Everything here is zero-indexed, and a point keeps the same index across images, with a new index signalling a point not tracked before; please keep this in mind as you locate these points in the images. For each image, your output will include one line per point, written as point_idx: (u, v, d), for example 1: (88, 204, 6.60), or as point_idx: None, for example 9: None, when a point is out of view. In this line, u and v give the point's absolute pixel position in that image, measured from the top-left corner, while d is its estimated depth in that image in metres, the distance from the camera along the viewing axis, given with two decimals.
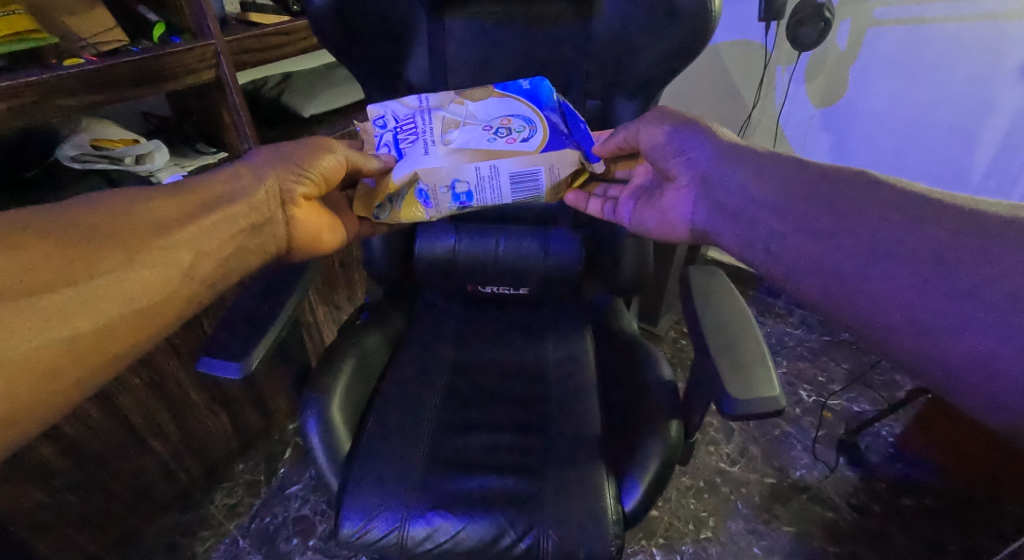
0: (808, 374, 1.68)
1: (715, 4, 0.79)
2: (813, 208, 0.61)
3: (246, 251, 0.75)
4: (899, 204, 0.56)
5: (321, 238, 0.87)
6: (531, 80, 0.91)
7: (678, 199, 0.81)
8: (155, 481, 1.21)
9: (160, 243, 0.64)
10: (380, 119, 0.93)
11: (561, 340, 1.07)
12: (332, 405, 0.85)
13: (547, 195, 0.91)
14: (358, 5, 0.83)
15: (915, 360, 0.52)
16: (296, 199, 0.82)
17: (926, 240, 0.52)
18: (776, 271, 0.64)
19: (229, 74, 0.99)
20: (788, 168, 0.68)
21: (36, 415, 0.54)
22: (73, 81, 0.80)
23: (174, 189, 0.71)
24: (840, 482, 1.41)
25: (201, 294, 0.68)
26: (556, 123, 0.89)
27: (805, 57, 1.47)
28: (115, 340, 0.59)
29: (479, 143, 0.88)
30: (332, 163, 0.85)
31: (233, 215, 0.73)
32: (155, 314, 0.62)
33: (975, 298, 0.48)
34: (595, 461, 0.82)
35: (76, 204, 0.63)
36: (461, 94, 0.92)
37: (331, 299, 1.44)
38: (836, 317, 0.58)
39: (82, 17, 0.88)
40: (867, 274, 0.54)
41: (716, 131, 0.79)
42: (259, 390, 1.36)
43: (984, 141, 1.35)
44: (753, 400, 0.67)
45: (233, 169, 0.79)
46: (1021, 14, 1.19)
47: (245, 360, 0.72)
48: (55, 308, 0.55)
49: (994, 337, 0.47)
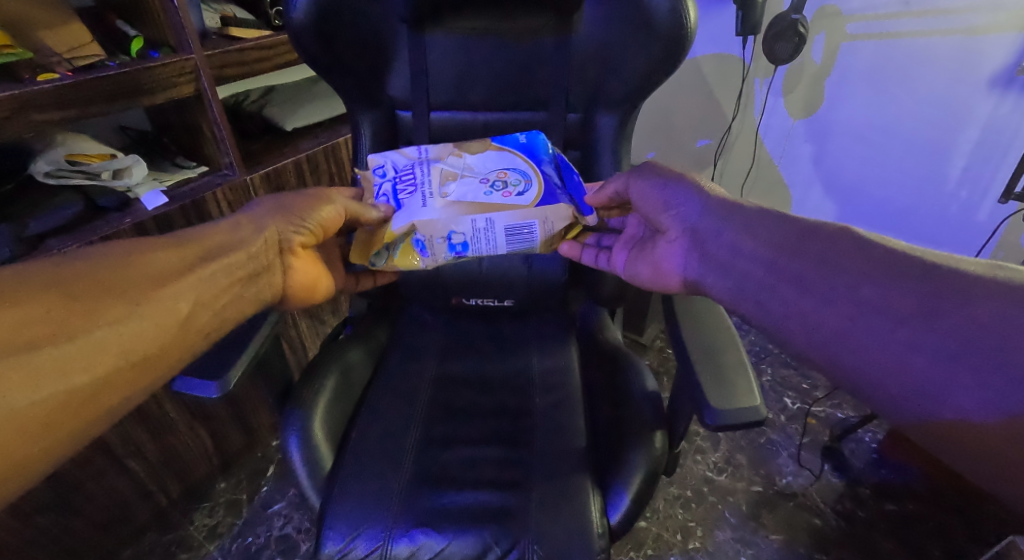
0: (792, 381, 1.70)
1: (691, 19, 0.81)
2: (799, 262, 0.62)
3: (242, 300, 0.74)
4: (881, 261, 0.56)
5: (313, 288, 0.88)
6: (527, 134, 0.95)
7: (669, 252, 0.81)
8: (132, 502, 1.18)
9: (159, 295, 0.63)
10: (380, 168, 0.94)
11: (545, 351, 1.07)
12: (314, 422, 0.84)
13: (541, 247, 0.92)
14: (339, 21, 0.84)
15: (906, 418, 0.52)
16: (293, 248, 0.82)
17: (909, 299, 0.52)
18: (767, 324, 0.65)
19: (209, 88, 0.99)
20: (774, 222, 0.68)
21: (25, 473, 0.52)
22: (48, 96, 0.79)
23: (172, 239, 0.71)
24: (826, 489, 1.42)
25: (197, 345, 0.67)
26: (551, 177, 0.92)
27: (782, 71, 1.50)
28: (111, 393, 0.57)
29: (476, 196, 0.90)
30: (332, 213, 0.86)
31: (231, 265, 0.72)
32: (151, 365, 0.61)
33: (961, 358, 0.49)
34: (582, 474, 0.82)
35: (74, 257, 0.62)
36: (459, 147, 0.96)
37: (315, 312, 1.43)
38: (826, 371, 0.58)
39: (57, 31, 0.87)
40: (854, 330, 0.55)
41: (704, 185, 0.80)
42: (241, 407, 1.34)
43: (957, 153, 1.38)
44: (734, 410, 0.67)
45: (234, 220, 0.79)
46: (988, 29, 1.22)
47: (223, 379, 0.70)
48: (52, 363, 0.53)
49: (982, 399, 0.47)
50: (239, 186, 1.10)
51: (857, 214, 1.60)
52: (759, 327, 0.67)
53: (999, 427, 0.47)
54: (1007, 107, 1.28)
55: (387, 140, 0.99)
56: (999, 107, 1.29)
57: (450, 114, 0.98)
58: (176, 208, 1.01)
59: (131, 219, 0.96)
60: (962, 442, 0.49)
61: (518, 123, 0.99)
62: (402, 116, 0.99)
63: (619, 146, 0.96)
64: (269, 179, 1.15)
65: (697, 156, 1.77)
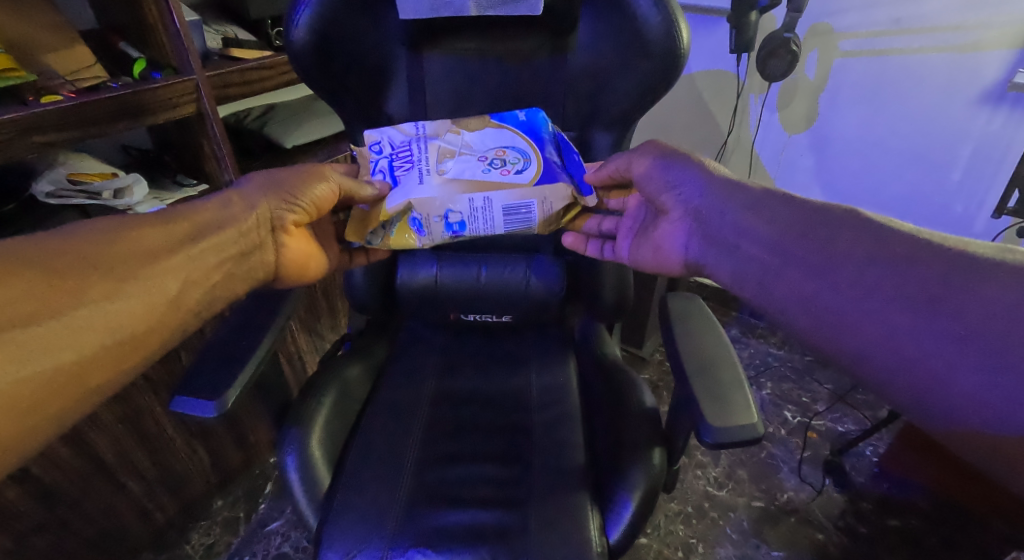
0: (792, 395, 1.69)
1: (684, 40, 0.82)
2: (803, 244, 0.62)
3: (232, 279, 0.75)
4: (889, 243, 0.57)
5: (307, 266, 0.88)
6: (527, 112, 0.92)
7: (672, 232, 0.82)
8: (129, 521, 1.17)
9: (148, 273, 0.63)
10: (376, 145, 0.92)
11: (543, 368, 1.07)
12: (311, 440, 0.83)
13: (540, 227, 0.91)
14: (338, 43, 0.85)
15: (905, 396, 0.53)
16: (286, 226, 0.83)
17: (916, 281, 0.53)
18: (768, 306, 0.65)
19: (211, 108, 1.00)
20: (781, 205, 0.69)
21: (16, 446, 0.53)
22: (51, 117, 0.80)
23: (164, 214, 0.71)
24: (827, 504, 1.41)
25: (186, 323, 0.67)
26: (551, 157, 0.90)
27: (776, 86, 1.52)
28: (99, 371, 0.58)
29: (474, 173, 0.89)
30: (326, 192, 0.86)
31: (222, 243, 0.73)
32: (139, 344, 0.62)
33: (965, 337, 0.49)
34: (580, 491, 0.82)
35: (62, 233, 0.62)
36: (458, 123, 0.93)
37: (314, 328, 1.44)
38: (828, 353, 0.59)
39: (61, 55, 0.89)
40: (858, 310, 0.55)
41: (707, 165, 0.81)
42: (240, 424, 1.34)
43: (951, 166, 1.39)
44: (730, 428, 0.67)
45: (226, 195, 0.79)
46: (978, 46, 1.24)
47: (222, 398, 0.71)
48: (40, 341, 0.54)
49: (986, 379, 0.48)
50: None
51: None
52: (760, 309, 0.68)
53: (1000, 408, 0.47)
54: (999, 122, 1.29)
55: None
56: (991, 122, 1.30)
57: None
58: None
59: None
60: (961, 421, 0.50)
61: None
62: None
63: None
64: None
65: None
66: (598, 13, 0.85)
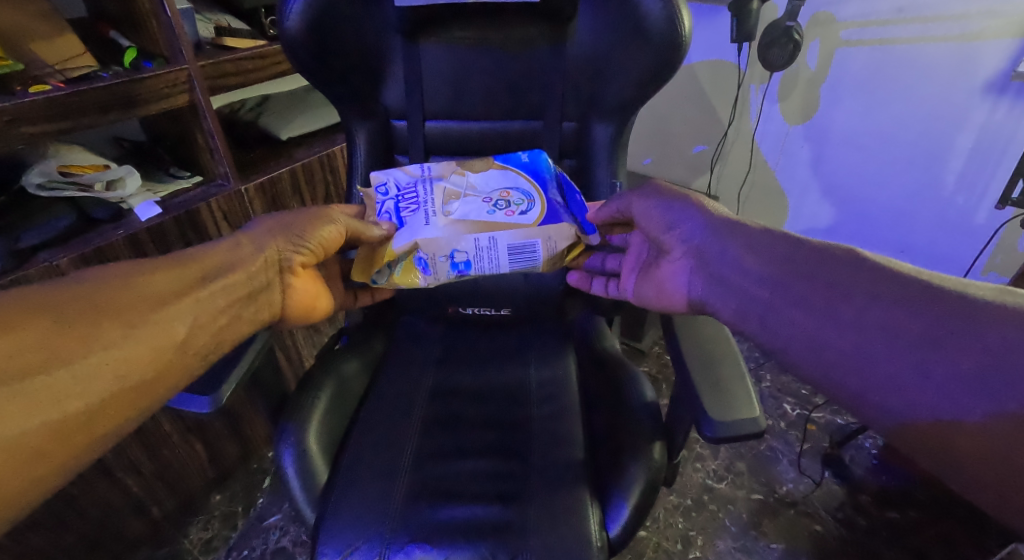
0: (791, 388, 1.69)
1: (686, 28, 0.80)
2: (804, 285, 0.61)
3: (240, 321, 0.73)
4: (891, 286, 0.55)
5: (313, 306, 0.88)
6: (529, 153, 0.95)
7: (674, 270, 0.80)
8: (125, 517, 1.16)
9: (157, 318, 0.62)
10: (382, 186, 0.93)
11: (542, 361, 1.06)
12: (309, 435, 0.82)
13: (543, 265, 0.93)
14: (333, 31, 0.83)
15: (912, 444, 0.51)
16: (293, 267, 0.82)
17: (921, 326, 0.52)
18: (771, 346, 0.64)
19: (203, 99, 0.99)
20: (781, 242, 0.67)
21: (19, 501, 0.51)
22: (40, 108, 0.79)
23: (173, 258, 0.70)
24: (826, 496, 1.41)
25: (195, 368, 0.66)
26: (554, 198, 0.93)
27: (777, 77, 1.50)
28: (105, 420, 0.56)
29: (479, 215, 0.91)
30: (333, 233, 0.86)
31: (231, 286, 0.72)
32: (147, 390, 0.60)
33: (971, 382, 0.48)
34: (579, 485, 0.82)
35: (73, 279, 0.61)
36: (462, 165, 0.96)
37: (312, 322, 1.43)
38: (834, 397, 0.57)
39: (51, 42, 0.87)
40: (864, 356, 0.54)
41: (707, 204, 0.79)
42: (237, 418, 1.33)
43: (951, 158, 1.38)
44: (732, 423, 0.67)
45: (234, 239, 0.78)
46: (982, 35, 1.22)
47: (216, 393, 0.70)
48: (46, 391, 0.53)
49: (997, 430, 0.46)
50: (233, 196, 1.09)
51: (853, 218, 1.60)
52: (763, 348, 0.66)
53: (1007, 457, 0.46)
54: (1001, 113, 1.28)
55: (382, 149, 0.98)
56: (993, 113, 1.29)
57: (445, 124, 0.97)
58: (170, 219, 1.00)
59: (123, 230, 0.96)
60: (967, 465, 0.48)
61: (514, 132, 0.98)
62: (397, 125, 0.98)
63: (615, 154, 0.95)
64: (264, 189, 1.15)
65: (694, 162, 1.78)
66: (598, 1, 0.83)
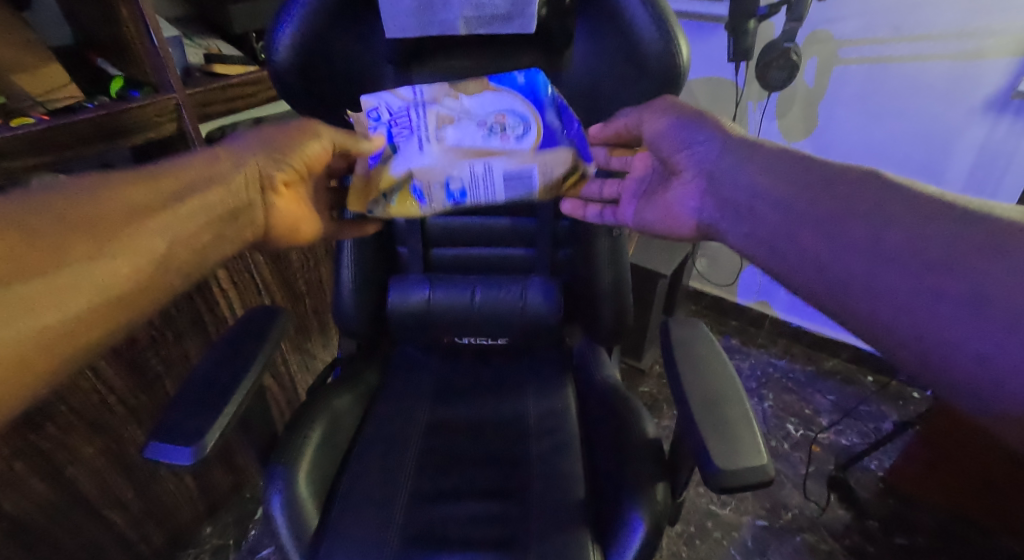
0: (794, 407, 1.66)
1: (683, 57, 0.79)
2: (823, 204, 0.59)
3: (223, 239, 0.70)
4: (913, 207, 0.53)
5: (298, 228, 0.85)
6: (526, 72, 0.86)
7: (683, 193, 0.79)
8: (112, 555, 1.13)
9: (135, 230, 0.59)
10: (374, 110, 0.86)
11: (541, 392, 1.03)
12: (299, 479, 0.79)
13: (540, 193, 0.90)
14: (323, 60, 0.81)
15: (908, 361, 0.50)
16: (276, 185, 0.79)
17: (939, 246, 0.49)
18: (780, 271, 0.63)
19: (193, 128, 0.96)
20: (799, 166, 0.65)
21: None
22: (18, 143, 0.76)
23: (143, 172, 0.65)
24: (832, 522, 1.37)
25: (176, 287, 0.63)
26: (550, 124, 0.87)
27: (775, 95, 1.49)
28: (83, 335, 0.53)
29: (473, 141, 0.87)
30: (316, 149, 0.82)
31: (211, 201, 0.68)
32: (128, 306, 0.57)
33: (975, 304, 0.46)
34: (580, 528, 0.79)
35: (35, 193, 0.56)
36: (456, 85, 0.87)
37: (304, 347, 1.41)
38: (836, 316, 0.56)
39: (33, 75, 0.85)
40: (871, 274, 0.52)
41: (724, 126, 0.77)
42: (228, 448, 1.29)
43: (952, 175, 1.36)
44: (738, 472, 0.64)
45: (212, 153, 0.75)
46: (981, 53, 1.21)
47: (199, 444, 0.67)
48: (17, 301, 0.49)
49: (995, 346, 0.44)
50: None
51: None
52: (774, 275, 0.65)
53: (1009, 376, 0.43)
54: (1002, 130, 1.26)
55: None
56: (993, 130, 1.27)
57: None
58: None
59: None
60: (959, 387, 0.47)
61: None
62: None
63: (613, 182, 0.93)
64: None
65: None
66: (593, 29, 0.82)
